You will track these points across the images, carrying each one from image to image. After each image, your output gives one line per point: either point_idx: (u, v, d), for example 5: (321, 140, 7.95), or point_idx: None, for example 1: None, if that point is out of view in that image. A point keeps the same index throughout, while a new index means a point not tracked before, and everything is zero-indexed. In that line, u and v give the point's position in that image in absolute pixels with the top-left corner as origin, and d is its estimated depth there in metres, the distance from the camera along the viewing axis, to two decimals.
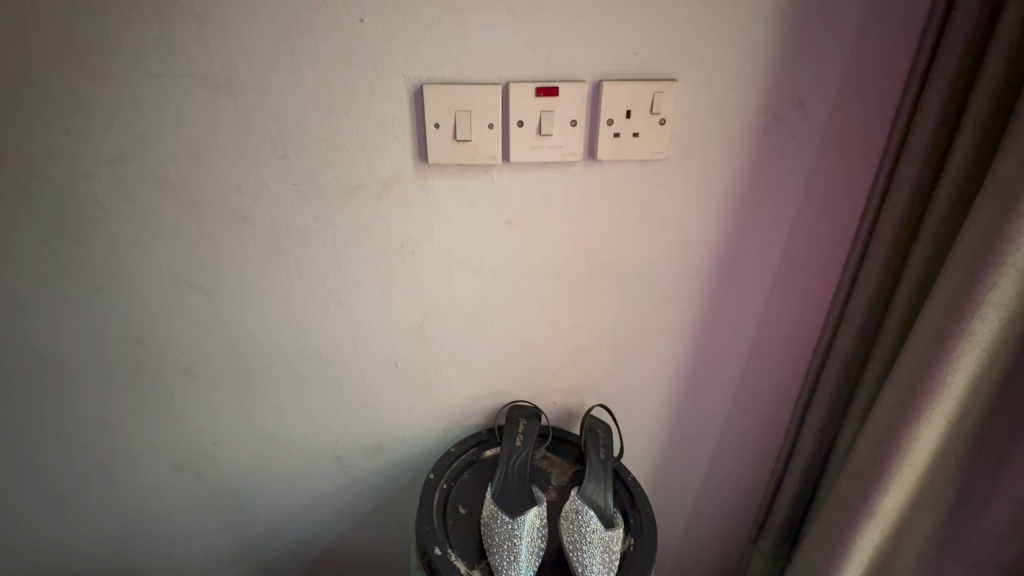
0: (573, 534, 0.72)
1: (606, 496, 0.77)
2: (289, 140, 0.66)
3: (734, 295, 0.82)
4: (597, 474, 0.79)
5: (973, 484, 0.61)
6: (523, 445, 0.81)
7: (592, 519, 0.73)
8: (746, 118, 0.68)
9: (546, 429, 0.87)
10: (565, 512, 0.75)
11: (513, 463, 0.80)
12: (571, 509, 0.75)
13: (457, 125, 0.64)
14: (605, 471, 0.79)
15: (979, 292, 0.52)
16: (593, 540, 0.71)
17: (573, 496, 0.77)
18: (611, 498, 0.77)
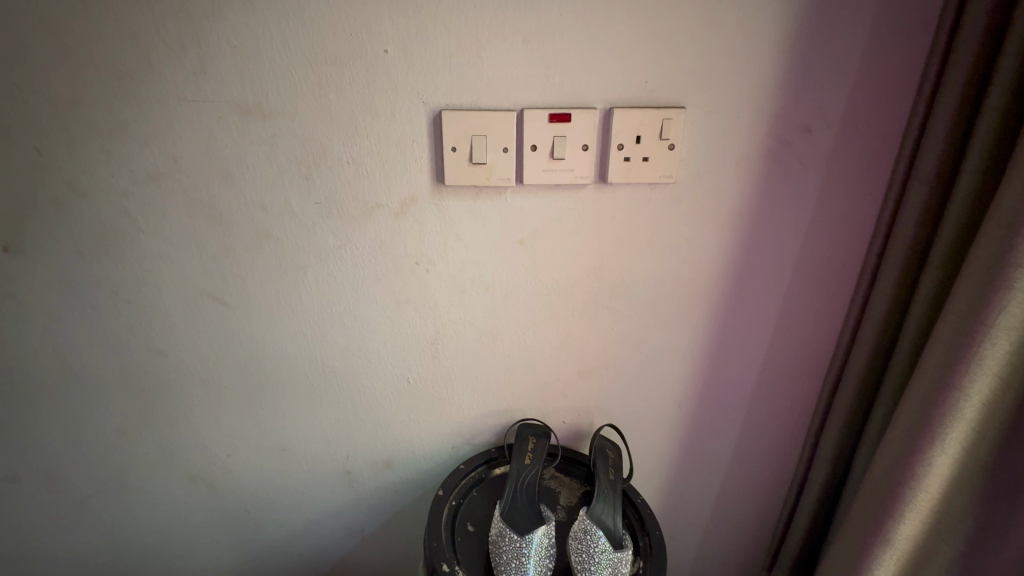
0: (582, 552, 0.71)
1: (615, 517, 0.76)
2: (312, 161, 0.69)
3: (744, 316, 0.82)
4: (606, 495, 0.78)
5: (991, 511, 0.60)
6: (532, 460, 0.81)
7: (601, 539, 0.73)
8: (755, 143, 0.70)
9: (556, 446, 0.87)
10: (574, 532, 0.74)
11: (524, 478, 0.80)
12: (580, 529, 0.74)
13: (472, 149, 0.67)
14: (614, 491, 0.78)
15: (987, 316, 0.52)
16: (603, 560, 0.71)
17: (582, 515, 0.76)
18: (620, 519, 0.76)
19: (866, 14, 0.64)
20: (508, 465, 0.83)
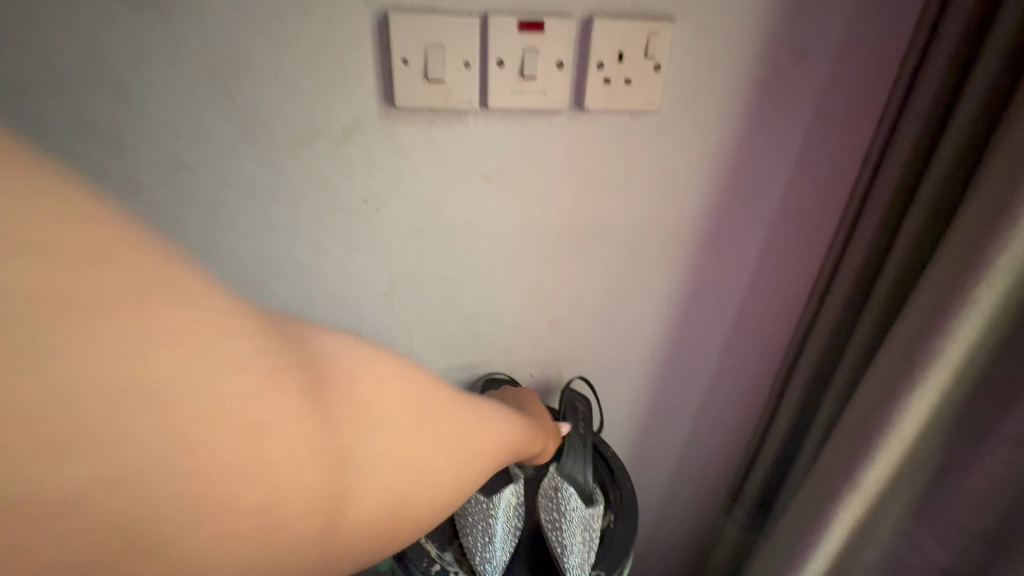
0: (556, 509, 0.67)
1: (585, 472, 0.72)
2: (229, 72, 0.56)
3: (721, 263, 0.77)
4: (576, 450, 0.73)
5: (954, 454, 0.61)
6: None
7: (573, 496, 0.68)
8: (748, 68, 0.63)
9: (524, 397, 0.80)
10: (544, 489, 0.70)
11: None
12: (550, 486, 0.70)
13: (427, 62, 0.56)
14: (584, 446, 0.74)
15: (985, 255, 0.49)
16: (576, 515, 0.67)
17: (551, 472, 0.72)
18: (590, 473, 0.72)
19: None
20: None
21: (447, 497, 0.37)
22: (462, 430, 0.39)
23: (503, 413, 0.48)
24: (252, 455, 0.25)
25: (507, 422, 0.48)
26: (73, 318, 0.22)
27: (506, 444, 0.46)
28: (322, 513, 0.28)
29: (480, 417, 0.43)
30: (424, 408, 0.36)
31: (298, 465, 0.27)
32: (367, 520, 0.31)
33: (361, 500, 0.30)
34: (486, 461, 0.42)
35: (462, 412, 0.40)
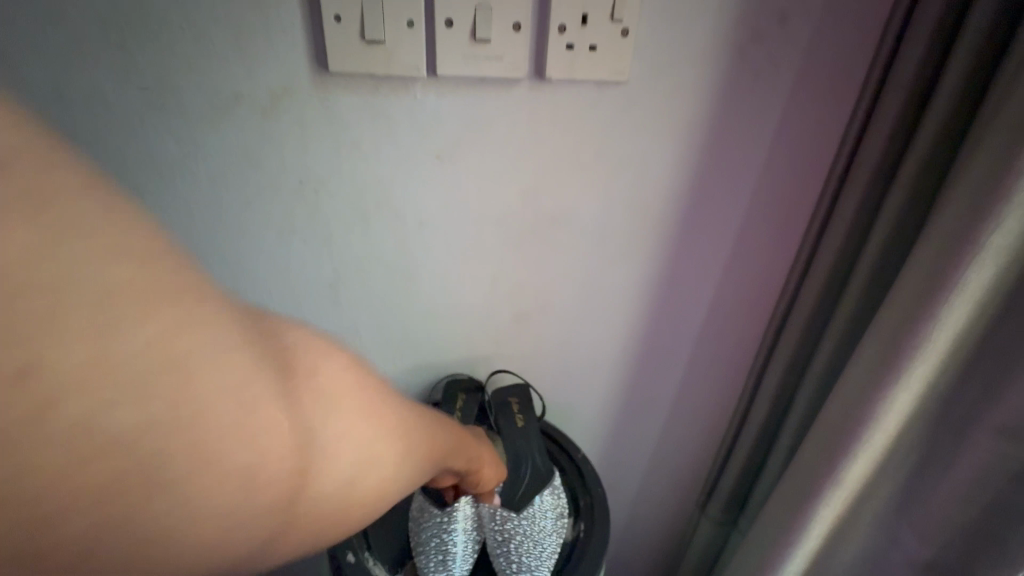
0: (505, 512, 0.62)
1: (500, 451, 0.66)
2: (122, 25, 0.47)
3: (695, 249, 0.73)
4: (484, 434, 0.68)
5: (935, 446, 0.58)
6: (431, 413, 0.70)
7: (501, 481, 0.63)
8: (723, 36, 0.58)
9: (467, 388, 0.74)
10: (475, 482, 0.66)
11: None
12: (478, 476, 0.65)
13: (364, 19, 0.49)
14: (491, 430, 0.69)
15: (976, 235, 0.46)
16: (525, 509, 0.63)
17: None
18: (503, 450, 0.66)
19: None
20: None
21: (405, 481, 0.33)
22: (411, 417, 0.35)
23: (448, 419, 0.46)
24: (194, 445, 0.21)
25: (443, 421, 0.44)
26: (80, 268, 0.19)
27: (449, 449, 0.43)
28: (288, 484, 0.24)
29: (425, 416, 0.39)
30: (379, 398, 0.32)
31: (281, 428, 0.24)
32: (344, 486, 0.28)
33: (336, 468, 0.27)
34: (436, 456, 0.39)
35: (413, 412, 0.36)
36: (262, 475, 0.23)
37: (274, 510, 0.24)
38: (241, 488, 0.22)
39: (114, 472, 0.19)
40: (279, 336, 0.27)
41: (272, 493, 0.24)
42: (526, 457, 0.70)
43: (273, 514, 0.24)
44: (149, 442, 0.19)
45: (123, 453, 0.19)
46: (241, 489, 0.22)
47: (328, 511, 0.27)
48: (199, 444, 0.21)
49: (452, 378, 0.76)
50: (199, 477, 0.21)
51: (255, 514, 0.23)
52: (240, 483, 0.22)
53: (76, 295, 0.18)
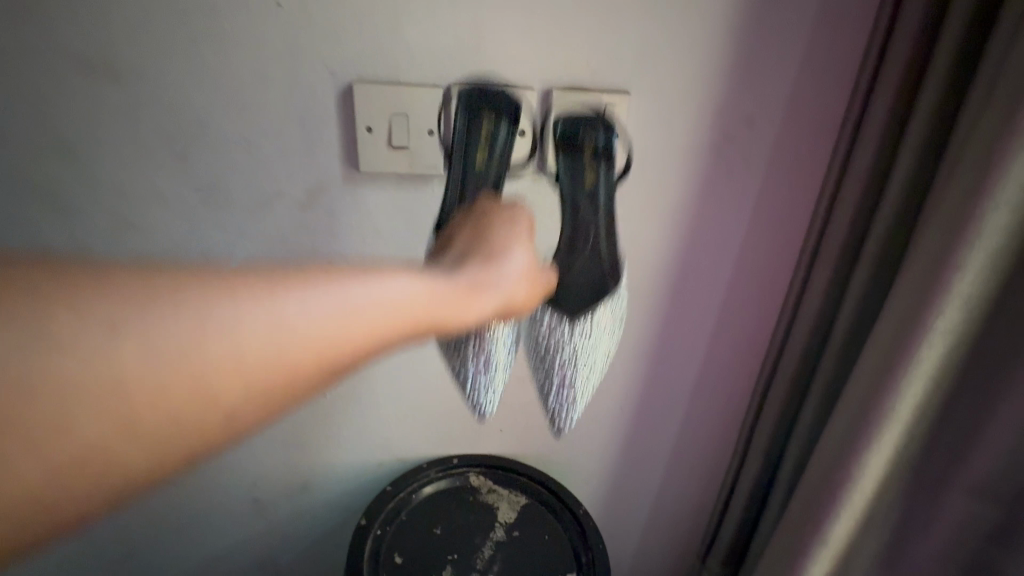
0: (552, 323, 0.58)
1: None
2: (188, 139, 0.58)
3: (684, 314, 0.79)
4: None
5: (914, 506, 0.62)
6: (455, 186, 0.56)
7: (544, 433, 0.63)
8: (699, 134, 0.66)
9: (495, 145, 0.57)
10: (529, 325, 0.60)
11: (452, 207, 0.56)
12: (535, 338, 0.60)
13: (392, 130, 0.58)
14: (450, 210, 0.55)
15: (927, 318, 0.51)
16: (579, 323, 0.58)
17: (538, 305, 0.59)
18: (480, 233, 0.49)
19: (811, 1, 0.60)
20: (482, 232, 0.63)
21: (371, 339, 0.36)
22: (393, 292, 0.36)
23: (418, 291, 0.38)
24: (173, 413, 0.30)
25: (428, 284, 0.39)
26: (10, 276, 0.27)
27: (456, 307, 0.40)
28: (215, 428, 0.31)
29: (415, 277, 0.38)
30: (314, 284, 0.34)
31: (152, 374, 0.29)
32: (213, 364, 0.30)
33: (235, 367, 0.31)
34: (434, 309, 0.38)
35: (375, 280, 0.36)
36: (192, 405, 0.30)
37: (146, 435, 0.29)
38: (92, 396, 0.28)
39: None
40: (201, 285, 0.31)
41: (195, 418, 0.31)
42: (585, 272, 0.59)
43: (205, 438, 0.31)
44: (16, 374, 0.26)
45: (49, 392, 0.27)
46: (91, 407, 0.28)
47: (245, 408, 0.32)
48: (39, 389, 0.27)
49: (467, 89, 0.57)
50: (40, 443, 0.27)
51: (168, 437, 0.30)
52: (187, 400, 0.30)
53: (76, 301, 0.28)
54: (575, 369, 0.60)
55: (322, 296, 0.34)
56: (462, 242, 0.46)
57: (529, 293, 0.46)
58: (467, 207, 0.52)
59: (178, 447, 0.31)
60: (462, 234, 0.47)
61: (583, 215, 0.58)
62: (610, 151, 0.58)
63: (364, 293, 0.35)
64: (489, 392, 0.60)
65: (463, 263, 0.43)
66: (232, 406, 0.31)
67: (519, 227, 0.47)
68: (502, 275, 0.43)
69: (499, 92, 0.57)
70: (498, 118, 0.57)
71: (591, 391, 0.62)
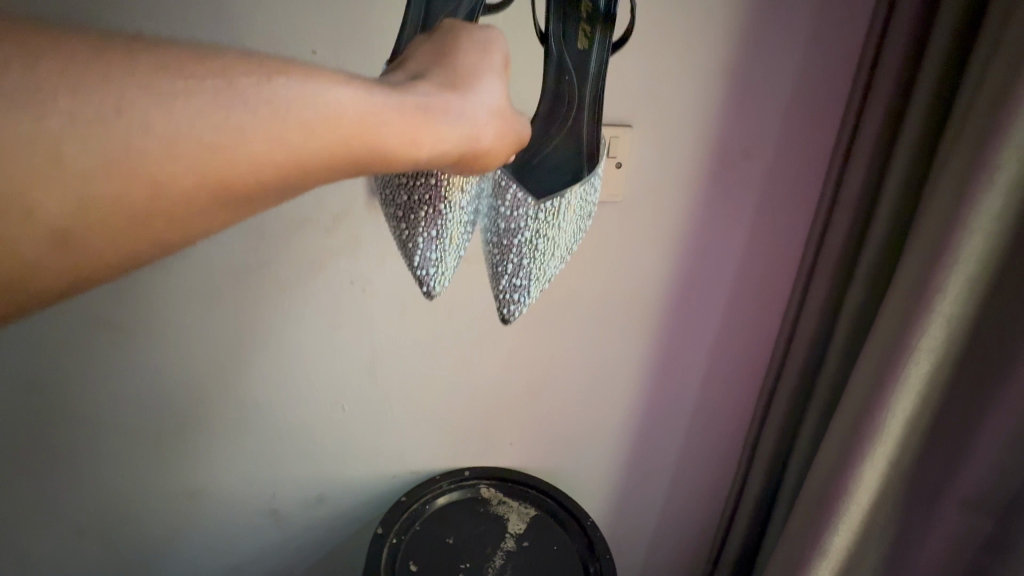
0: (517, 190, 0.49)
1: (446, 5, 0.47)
2: None
3: (686, 332, 0.83)
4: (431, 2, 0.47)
5: (911, 519, 0.64)
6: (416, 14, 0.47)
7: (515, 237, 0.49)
8: (697, 163, 0.71)
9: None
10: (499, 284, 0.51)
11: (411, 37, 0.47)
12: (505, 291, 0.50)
13: None
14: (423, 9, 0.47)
15: (912, 337, 0.54)
16: (543, 204, 0.49)
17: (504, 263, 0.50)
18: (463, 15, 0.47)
19: (801, 43, 0.65)
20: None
21: (308, 160, 0.30)
22: (331, 94, 0.30)
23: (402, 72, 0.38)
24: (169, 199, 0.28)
25: (367, 96, 0.32)
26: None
27: (405, 131, 0.33)
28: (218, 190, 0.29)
29: (353, 84, 0.32)
30: (261, 87, 0.29)
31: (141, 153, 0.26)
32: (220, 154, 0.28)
33: (222, 158, 0.28)
34: (384, 131, 0.32)
35: (307, 81, 0.30)
36: (130, 186, 0.26)
37: (89, 208, 0.26)
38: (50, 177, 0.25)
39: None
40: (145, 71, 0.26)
41: (169, 199, 0.28)
42: (560, 151, 0.55)
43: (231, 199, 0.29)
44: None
45: (75, 197, 0.26)
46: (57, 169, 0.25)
47: (200, 192, 0.28)
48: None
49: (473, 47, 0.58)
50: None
51: (123, 225, 0.27)
52: (150, 178, 0.27)
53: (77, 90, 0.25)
54: (526, 249, 0.49)
55: (259, 86, 0.29)
56: (416, 65, 0.38)
57: (501, 137, 0.40)
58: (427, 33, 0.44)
59: (165, 222, 0.28)
60: (421, 54, 0.40)
61: (567, 77, 0.54)
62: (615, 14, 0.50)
63: (300, 90, 0.30)
64: (444, 273, 0.49)
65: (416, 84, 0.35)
66: (193, 181, 0.28)
67: (494, 50, 0.40)
68: (469, 89, 0.37)
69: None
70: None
71: (546, 279, 0.51)
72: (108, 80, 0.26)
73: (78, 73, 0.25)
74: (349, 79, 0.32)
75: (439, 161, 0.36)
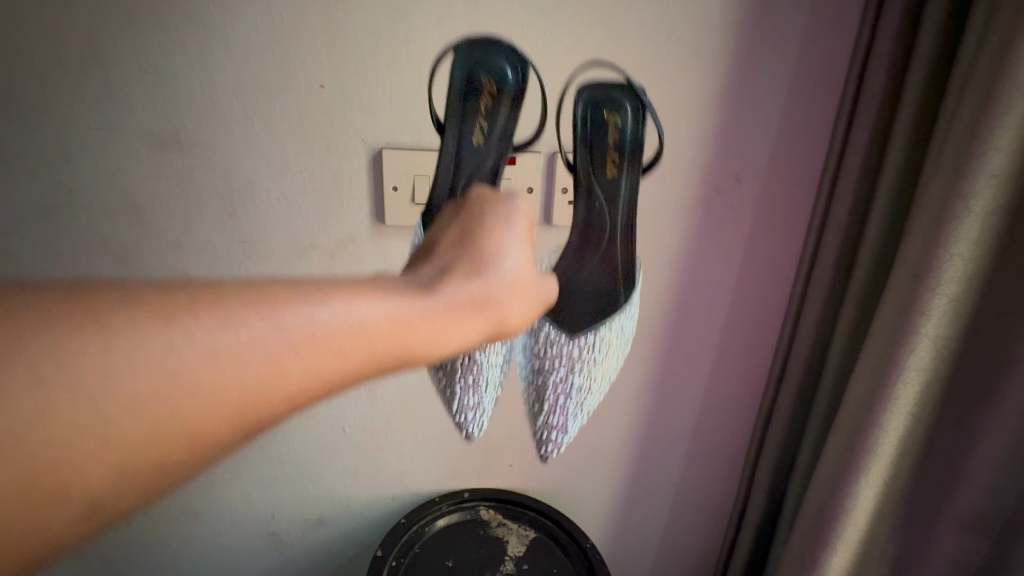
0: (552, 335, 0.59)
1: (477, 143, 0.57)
2: (236, 197, 0.66)
3: (683, 352, 0.84)
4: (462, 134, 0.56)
5: (911, 542, 0.64)
6: (447, 176, 0.56)
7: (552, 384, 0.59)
8: (689, 189, 0.73)
9: (492, 128, 0.57)
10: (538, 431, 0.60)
11: (444, 197, 0.56)
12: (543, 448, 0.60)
13: (415, 189, 0.66)
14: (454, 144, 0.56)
15: (899, 357, 0.56)
16: (577, 341, 0.59)
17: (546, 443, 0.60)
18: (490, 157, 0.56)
19: (785, 74, 0.68)
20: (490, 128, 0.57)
21: (342, 371, 0.36)
22: (364, 314, 0.36)
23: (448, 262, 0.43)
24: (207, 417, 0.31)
25: (403, 311, 0.37)
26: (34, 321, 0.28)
27: (433, 332, 0.39)
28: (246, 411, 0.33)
29: (382, 299, 0.37)
30: (303, 304, 0.34)
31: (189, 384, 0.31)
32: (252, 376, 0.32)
33: (257, 380, 0.32)
34: (415, 336, 0.38)
35: (344, 302, 0.35)
36: (201, 426, 0.31)
37: (144, 439, 0.30)
38: (144, 438, 0.30)
39: (40, 464, 0.28)
40: (222, 323, 0.32)
41: (213, 418, 0.32)
42: (594, 277, 0.61)
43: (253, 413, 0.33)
44: (102, 434, 0.29)
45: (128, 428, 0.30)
46: (146, 428, 0.30)
47: (230, 421, 0.32)
48: (107, 438, 0.29)
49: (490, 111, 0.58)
50: (98, 457, 0.29)
51: (170, 453, 0.31)
52: (193, 410, 0.31)
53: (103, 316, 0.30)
54: (564, 388, 0.59)
55: (301, 313, 0.34)
56: (445, 252, 0.44)
57: (525, 305, 0.45)
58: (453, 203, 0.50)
59: (198, 445, 0.32)
60: (448, 234, 0.45)
61: (598, 206, 0.59)
62: (642, 144, 0.57)
63: (336, 311, 0.35)
64: (481, 414, 0.58)
65: (445, 279, 0.41)
66: (229, 408, 0.32)
67: (512, 225, 0.46)
68: (494, 274, 0.42)
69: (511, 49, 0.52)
70: (495, 96, 0.55)
71: (581, 414, 0.60)
72: (180, 351, 0.30)
73: (160, 338, 0.30)
74: (378, 292, 0.37)
75: (469, 344, 0.42)
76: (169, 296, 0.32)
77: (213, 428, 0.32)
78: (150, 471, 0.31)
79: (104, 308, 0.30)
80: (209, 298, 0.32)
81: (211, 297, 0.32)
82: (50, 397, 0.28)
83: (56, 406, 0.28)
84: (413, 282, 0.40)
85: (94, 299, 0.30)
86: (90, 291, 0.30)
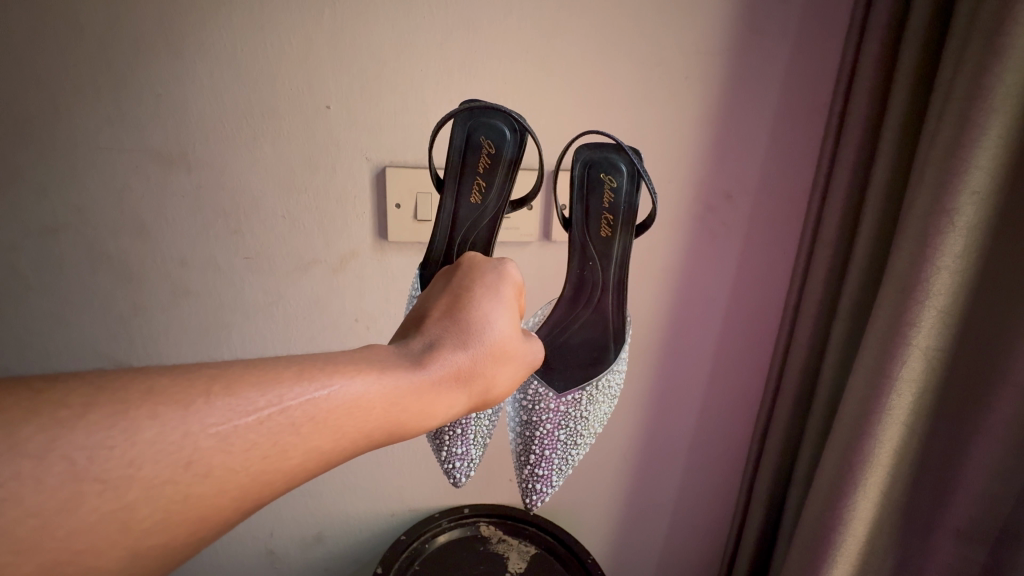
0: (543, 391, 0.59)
1: (475, 204, 0.60)
2: (241, 214, 0.67)
3: (680, 366, 0.85)
4: (460, 196, 0.60)
5: (908, 550, 0.65)
6: (444, 238, 0.60)
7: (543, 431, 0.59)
8: (684, 206, 0.75)
9: (489, 188, 0.60)
10: (523, 479, 0.61)
11: (441, 258, 0.60)
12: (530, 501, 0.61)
13: (417, 206, 0.68)
14: (453, 204, 0.60)
15: (892, 370, 0.57)
16: (568, 399, 0.59)
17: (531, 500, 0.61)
18: (486, 217, 0.60)
19: (773, 94, 0.71)
20: (487, 195, 0.60)
21: (333, 456, 0.36)
22: (359, 391, 0.37)
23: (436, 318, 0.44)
24: (217, 503, 0.31)
25: (386, 384, 0.38)
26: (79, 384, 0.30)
27: (422, 407, 0.39)
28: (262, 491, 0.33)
29: (374, 376, 0.38)
30: (312, 384, 0.35)
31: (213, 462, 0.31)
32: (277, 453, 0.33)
33: (274, 469, 0.33)
34: (396, 410, 0.38)
35: (340, 380, 0.36)
36: (211, 509, 0.31)
37: (170, 512, 0.30)
38: (160, 519, 0.29)
39: (66, 550, 0.27)
40: (240, 405, 0.32)
41: (226, 499, 0.32)
42: (585, 329, 0.65)
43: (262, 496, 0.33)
44: (125, 518, 0.28)
45: (153, 500, 0.29)
46: (160, 513, 0.29)
47: (244, 496, 0.32)
48: (129, 524, 0.28)
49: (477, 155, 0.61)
50: (109, 537, 0.28)
51: (178, 527, 0.30)
52: (211, 492, 0.31)
53: (142, 379, 0.31)
54: (552, 442, 0.59)
55: (301, 394, 0.35)
56: (436, 323, 0.44)
57: (512, 370, 0.46)
58: (445, 270, 0.52)
59: (209, 520, 0.31)
60: (439, 303, 0.46)
61: (591, 263, 0.64)
62: (636, 208, 0.61)
63: (338, 392, 0.36)
64: (469, 464, 0.58)
65: (433, 352, 0.41)
66: (233, 495, 0.32)
67: (501, 293, 0.47)
68: (480, 346, 0.43)
69: (512, 115, 0.56)
70: (495, 162, 0.60)
71: (567, 466, 0.61)
72: (195, 437, 0.30)
73: (171, 422, 0.30)
74: (371, 369, 0.38)
75: (455, 414, 0.42)
76: (180, 384, 0.32)
77: (233, 493, 0.32)
78: (164, 549, 0.30)
79: (110, 395, 0.30)
80: (216, 380, 0.33)
81: (219, 379, 0.33)
82: (62, 490, 0.27)
83: (72, 496, 0.27)
84: (400, 354, 0.41)
85: (97, 388, 0.30)
86: (90, 380, 0.30)
